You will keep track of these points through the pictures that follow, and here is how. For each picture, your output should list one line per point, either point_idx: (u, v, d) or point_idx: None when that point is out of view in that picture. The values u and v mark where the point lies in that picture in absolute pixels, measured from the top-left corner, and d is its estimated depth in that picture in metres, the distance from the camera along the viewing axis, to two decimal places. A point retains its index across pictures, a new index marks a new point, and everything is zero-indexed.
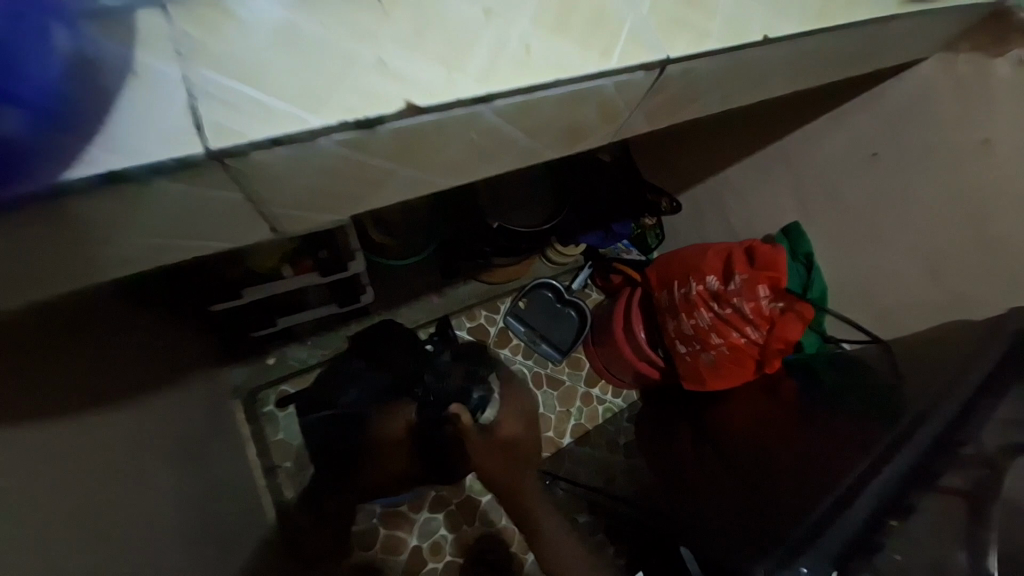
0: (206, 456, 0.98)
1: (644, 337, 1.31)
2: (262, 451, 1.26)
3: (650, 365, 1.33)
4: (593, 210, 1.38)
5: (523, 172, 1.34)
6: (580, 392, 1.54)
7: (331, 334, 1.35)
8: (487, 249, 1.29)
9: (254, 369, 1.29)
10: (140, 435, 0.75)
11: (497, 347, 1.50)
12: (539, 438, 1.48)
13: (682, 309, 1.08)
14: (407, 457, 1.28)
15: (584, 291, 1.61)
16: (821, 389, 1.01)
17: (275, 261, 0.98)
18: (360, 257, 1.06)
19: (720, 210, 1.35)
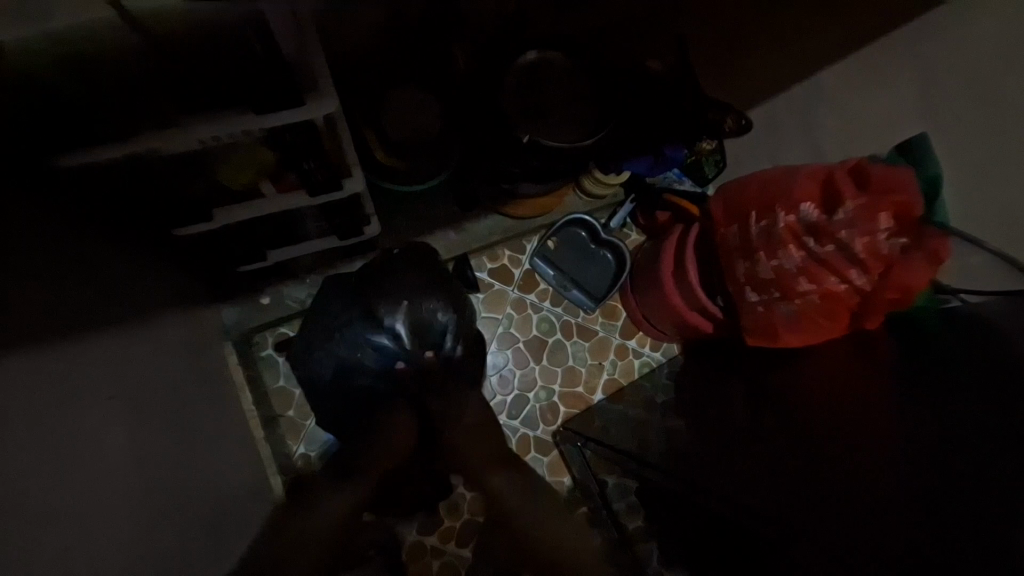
0: (191, 403, 0.86)
1: (697, 284, 1.10)
2: (261, 399, 1.15)
3: (702, 316, 1.13)
4: (640, 128, 1.13)
5: (556, 78, 1.08)
6: (614, 345, 1.36)
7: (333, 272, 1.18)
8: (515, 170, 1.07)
9: (248, 309, 1.14)
10: (82, 389, 0.60)
11: (521, 292, 1.32)
12: (567, 394, 1.32)
13: (762, 248, 0.91)
14: (421, 412, 1.14)
15: (624, 230, 1.38)
16: (939, 352, 0.79)
17: (252, 176, 0.79)
18: (358, 171, 0.85)
19: (806, 126, 1.07)
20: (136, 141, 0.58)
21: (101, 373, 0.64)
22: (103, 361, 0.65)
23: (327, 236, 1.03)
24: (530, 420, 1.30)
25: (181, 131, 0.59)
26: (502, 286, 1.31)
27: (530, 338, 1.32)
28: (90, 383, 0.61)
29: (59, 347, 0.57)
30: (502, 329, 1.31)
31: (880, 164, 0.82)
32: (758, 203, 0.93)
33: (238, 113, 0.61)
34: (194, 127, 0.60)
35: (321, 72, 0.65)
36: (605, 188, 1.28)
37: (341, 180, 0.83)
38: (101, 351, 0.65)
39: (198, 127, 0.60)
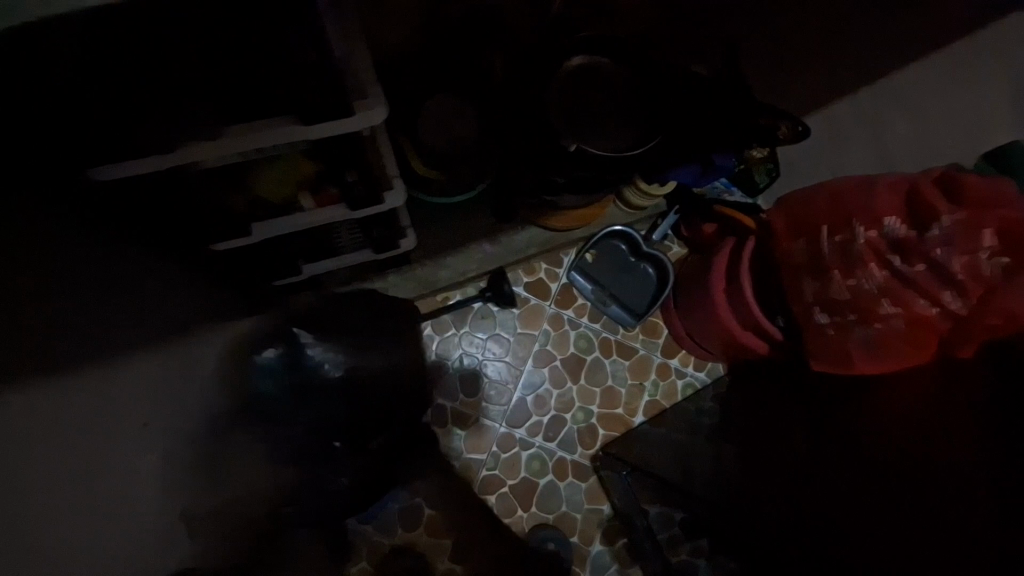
0: (215, 419, 0.83)
1: (754, 301, 1.02)
2: None
3: (756, 337, 1.05)
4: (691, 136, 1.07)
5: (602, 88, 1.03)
6: (655, 364, 1.29)
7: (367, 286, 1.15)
8: (557, 182, 1.02)
9: None
10: None
11: (558, 308, 1.26)
12: (604, 415, 1.25)
13: (837, 267, 0.84)
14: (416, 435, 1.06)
15: (664, 242, 1.32)
16: None
17: (291, 189, 0.76)
18: (398, 183, 0.82)
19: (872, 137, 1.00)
20: (173, 155, 0.56)
21: (84, 397, 0.61)
22: (97, 388, 0.63)
23: (364, 249, 1.01)
24: (567, 442, 1.23)
25: (220, 143, 0.57)
26: (538, 301, 1.26)
27: (568, 356, 1.26)
28: (72, 406, 0.59)
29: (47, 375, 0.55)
30: (538, 346, 1.25)
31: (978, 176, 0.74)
32: (830, 215, 0.86)
33: (278, 124, 0.58)
34: (228, 139, 0.57)
35: (369, 79, 0.62)
36: (648, 199, 1.21)
37: (382, 193, 0.80)
38: (106, 374, 0.63)
39: (235, 138, 0.57)
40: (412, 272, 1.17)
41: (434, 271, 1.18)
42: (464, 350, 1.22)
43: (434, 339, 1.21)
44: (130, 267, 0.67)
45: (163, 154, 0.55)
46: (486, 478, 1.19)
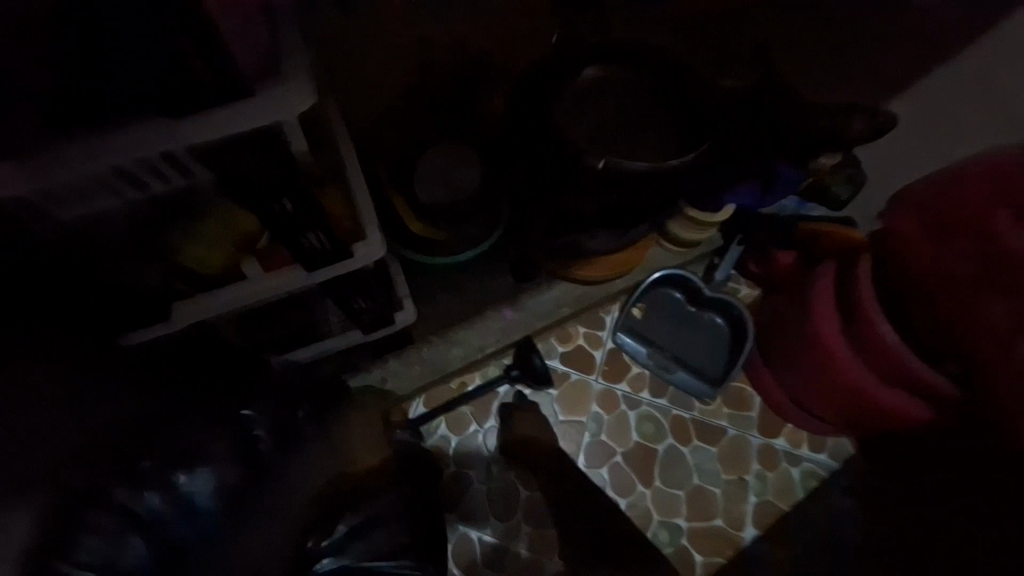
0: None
1: (898, 343, 0.73)
2: None
3: (904, 394, 0.77)
4: (750, 142, 0.84)
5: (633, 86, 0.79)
6: (755, 448, 0.95)
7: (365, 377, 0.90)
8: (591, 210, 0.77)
9: None
10: None
11: (607, 382, 0.97)
12: (700, 530, 0.91)
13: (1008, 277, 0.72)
14: None
15: (730, 284, 1.05)
16: None
17: (230, 251, 0.55)
18: (375, 232, 0.61)
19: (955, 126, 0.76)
20: None
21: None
22: None
23: (349, 330, 0.77)
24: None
25: (68, 155, 0.35)
26: (581, 375, 0.97)
27: (631, 447, 0.94)
28: None
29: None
30: (590, 438, 0.94)
31: None
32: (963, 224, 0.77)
33: (146, 120, 0.35)
34: (87, 144, 0.35)
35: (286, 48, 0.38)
36: (703, 232, 0.94)
37: (350, 247, 0.59)
38: None
39: (99, 149, 0.35)
40: (416, 354, 0.92)
41: (447, 352, 0.93)
42: (493, 452, 0.92)
43: (450, 439, 0.92)
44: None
45: (8, 168, 0.34)
46: None
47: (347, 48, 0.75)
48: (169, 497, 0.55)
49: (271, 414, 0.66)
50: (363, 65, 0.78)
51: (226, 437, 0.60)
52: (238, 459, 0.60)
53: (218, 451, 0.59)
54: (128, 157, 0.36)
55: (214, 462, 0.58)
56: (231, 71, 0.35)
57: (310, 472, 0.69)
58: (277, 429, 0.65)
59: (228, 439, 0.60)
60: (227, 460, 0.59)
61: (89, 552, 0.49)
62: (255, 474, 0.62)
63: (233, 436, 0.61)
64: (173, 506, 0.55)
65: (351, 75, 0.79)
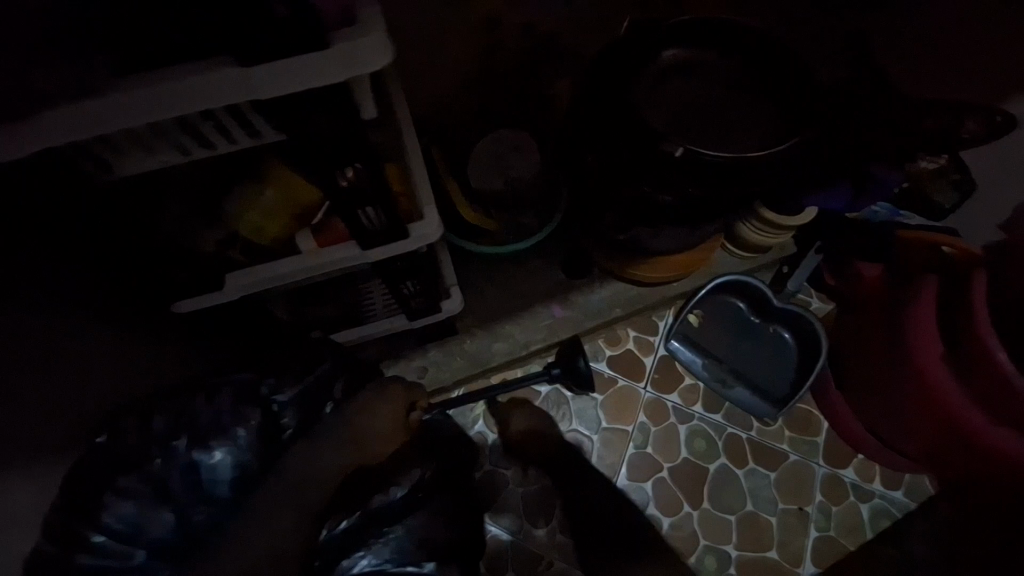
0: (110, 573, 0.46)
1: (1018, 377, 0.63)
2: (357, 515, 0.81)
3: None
4: (840, 139, 0.76)
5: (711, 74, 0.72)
6: (820, 478, 0.86)
7: (405, 364, 0.87)
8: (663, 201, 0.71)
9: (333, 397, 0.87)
10: None
11: (657, 392, 0.91)
12: (751, 560, 0.83)
13: None
14: None
15: (800, 297, 0.96)
16: None
17: (287, 223, 0.53)
18: (433, 213, 0.57)
19: None
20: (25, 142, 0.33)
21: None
22: None
23: (395, 314, 0.75)
24: None
25: (132, 100, 0.33)
26: (630, 382, 0.91)
27: (680, 463, 0.87)
28: None
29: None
30: (635, 449, 0.88)
31: None
32: None
33: (215, 67, 0.33)
34: (149, 90, 0.33)
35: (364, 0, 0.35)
36: (776, 234, 0.85)
37: (407, 227, 0.55)
38: None
39: (165, 98, 0.33)
40: (458, 345, 0.88)
41: (490, 345, 0.89)
42: (531, 454, 0.87)
43: (488, 437, 0.88)
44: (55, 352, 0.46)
45: (67, 109, 0.32)
46: None
47: (412, 26, 0.72)
48: (187, 473, 0.51)
49: (301, 395, 0.59)
50: (426, 44, 0.76)
51: (249, 420, 0.54)
52: (260, 443, 0.55)
53: (240, 434, 0.54)
54: (194, 109, 0.34)
55: (235, 444, 0.53)
56: (307, 21, 0.32)
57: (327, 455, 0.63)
58: (303, 412, 0.59)
59: (252, 424, 0.54)
60: (248, 442, 0.54)
61: (118, 517, 0.47)
62: (274, 455, 0.57)
63: (257, 421, 0.55)
64: (193, 481, 0.51)
65: (414, 54, 0.76)
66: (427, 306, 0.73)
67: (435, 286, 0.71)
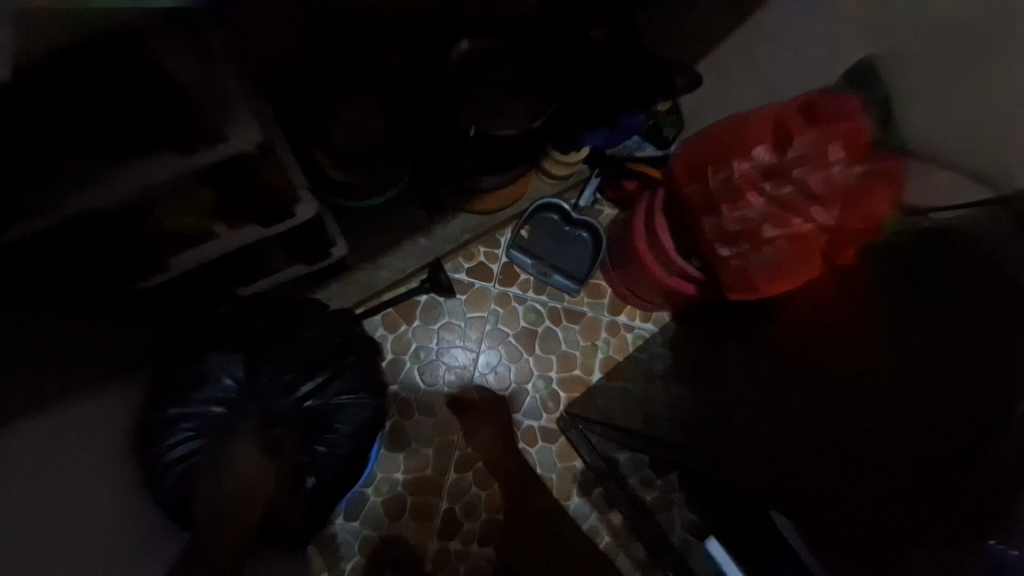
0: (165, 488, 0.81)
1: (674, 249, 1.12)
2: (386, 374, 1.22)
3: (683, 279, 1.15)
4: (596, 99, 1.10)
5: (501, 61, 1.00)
6: (605, 323, 1.35)
7: (333, 290, 1.18)
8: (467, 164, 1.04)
9: (341, 292, 1.19)
10: (81, 430, 0.74)
11: (502, 287, 1.31)
12: (565, 378, 1.32)
13: (725, 202, 1.00)
14: None
15: (596, 207, 1.38)
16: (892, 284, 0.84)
17: (202, 218, 0.76)
18: (308, 196, 0.84)
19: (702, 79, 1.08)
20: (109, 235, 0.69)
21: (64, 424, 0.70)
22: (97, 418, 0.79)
23: (295, 264, 1.02)
24: (531, 412, 1.29)
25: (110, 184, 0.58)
26: (482, 283, 1.30)
27: (519, 330, 1.31)
28: (83, 432, 0.74)
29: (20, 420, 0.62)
30: (490, 326, 1.30)
31: (758, 111, 0.97)
32: (713, 155, 1.01)
33: (160, 157, 0.59)
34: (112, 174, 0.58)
35: (237, 100, 0.61)
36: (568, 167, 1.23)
37: (292, 208, 0.83)
38: (90, 404, 0.77)
39: (124, 180, 0.59)
40: (352, 276, 1.19)
41: (376, 274, 1.20)
42: (420, 342, 1.27)
43: (388, 337, 1.26)
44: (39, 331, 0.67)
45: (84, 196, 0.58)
46: (461, 458, 1.25)
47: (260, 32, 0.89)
48: (205, 392, 0.86)
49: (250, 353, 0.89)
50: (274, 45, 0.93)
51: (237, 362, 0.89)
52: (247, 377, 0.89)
53: (226, 377, 0.88)
54: (146, 182, 0.60)
55: (222, 380, 0.87)
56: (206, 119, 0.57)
57: (291, 366, 0.90)
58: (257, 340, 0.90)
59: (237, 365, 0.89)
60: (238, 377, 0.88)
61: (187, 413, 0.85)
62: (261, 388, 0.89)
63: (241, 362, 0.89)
64: (222, 385, 0.87)
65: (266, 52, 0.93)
66: (319, 252, 1.01)
67: (323, 240, 0.99)
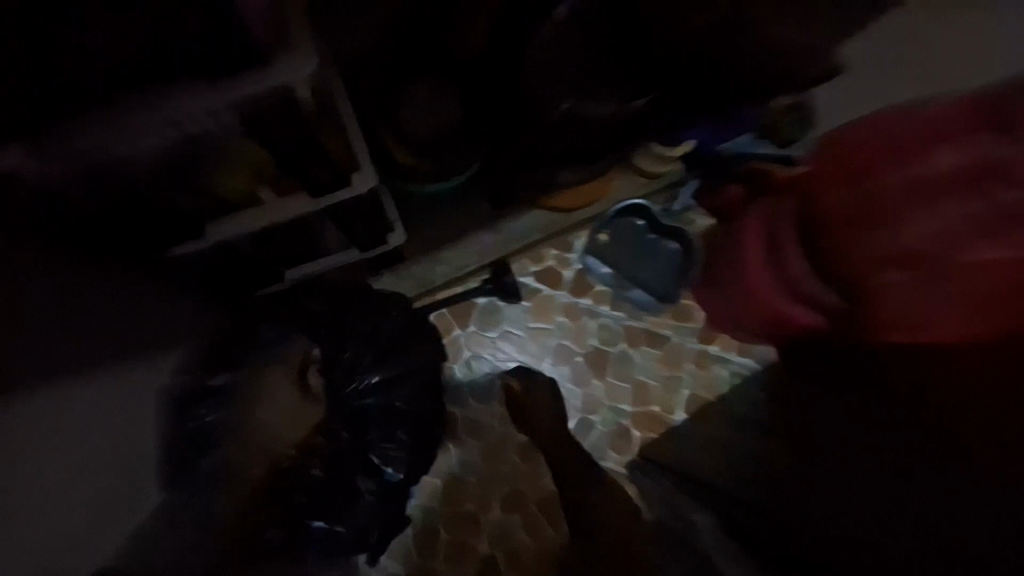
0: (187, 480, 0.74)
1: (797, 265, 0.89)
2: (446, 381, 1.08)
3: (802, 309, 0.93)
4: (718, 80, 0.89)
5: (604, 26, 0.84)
6: (693, 353, 1.14)
7: (394, 277, 1.05)
8: (552, 147, 0.88)
9: (399, 279, 1.05)
10: (106, 405, 0.67)
11: (572, 298, 1.13)
12: (639, 414, 1.11)
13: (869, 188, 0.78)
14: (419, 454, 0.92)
15: (688, 215, 1.15)
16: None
17: (248, 182, 0.67)
18: (368, 166, 0.72)
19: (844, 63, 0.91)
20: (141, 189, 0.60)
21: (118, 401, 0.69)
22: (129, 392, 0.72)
23: (349, 249, 0.90)
24: (595, 449, 1.09)
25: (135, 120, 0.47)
26: (550, 291, 1.13)
27: (589, 350, 1.12)
28: (112, 406, 0.68)
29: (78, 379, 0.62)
30: (555, 342, 1.12)
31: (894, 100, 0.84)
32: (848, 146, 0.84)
33: (197, 90, 0.46)
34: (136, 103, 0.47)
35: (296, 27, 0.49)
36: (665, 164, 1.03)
37: (349, 177, 0.70)
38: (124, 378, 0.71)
39: (148, 117, 0.47)
40: (406, 269, 1.06)
41: (433, 269, 1.07)
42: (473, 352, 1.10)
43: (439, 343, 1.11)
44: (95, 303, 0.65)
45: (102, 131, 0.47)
46: (508, 493, 1.07)
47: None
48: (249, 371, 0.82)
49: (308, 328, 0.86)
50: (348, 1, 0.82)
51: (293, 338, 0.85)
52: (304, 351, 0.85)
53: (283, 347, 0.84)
54: (178, 122, 0.48)
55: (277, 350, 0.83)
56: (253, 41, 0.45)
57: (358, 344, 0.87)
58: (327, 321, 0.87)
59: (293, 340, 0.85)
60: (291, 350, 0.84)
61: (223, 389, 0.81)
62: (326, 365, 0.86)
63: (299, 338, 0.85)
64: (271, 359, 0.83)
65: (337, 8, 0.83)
66: (372, 236, 0.88)
67: (380, 224, 0.87)
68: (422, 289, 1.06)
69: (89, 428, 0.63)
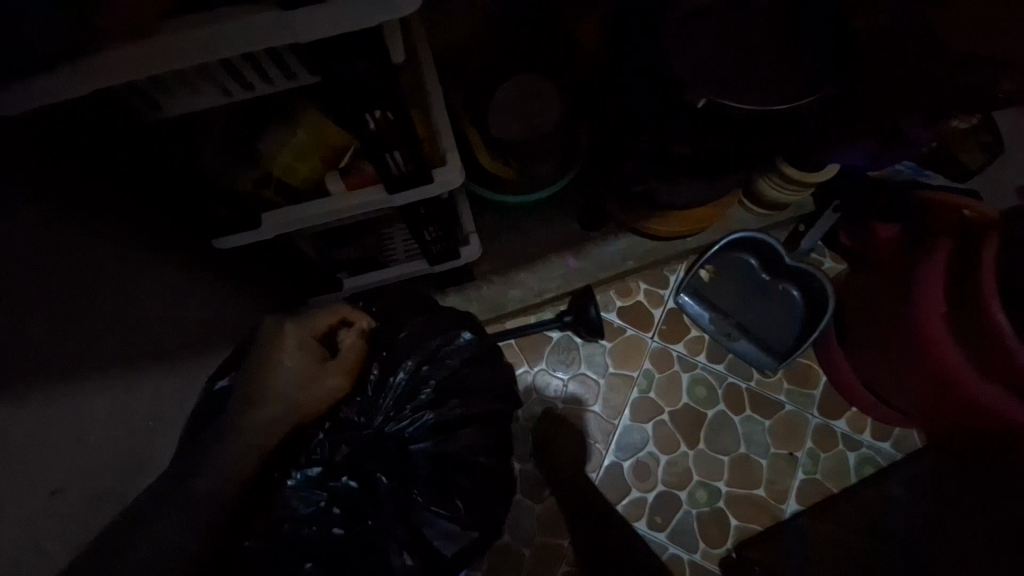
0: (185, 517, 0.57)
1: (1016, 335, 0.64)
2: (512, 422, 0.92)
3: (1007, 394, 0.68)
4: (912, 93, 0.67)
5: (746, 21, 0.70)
6: (812, 427, 0.93)
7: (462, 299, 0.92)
8: (671, 159, 0.73)
9: (463, 301, 0.92)
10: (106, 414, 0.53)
11: (663, 342, 0.95)
12: (742, 496, 0.90)
13: None
14: None
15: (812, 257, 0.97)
16: None
17: (317, 165, 0.57)
18: (456, 161, 0.59)
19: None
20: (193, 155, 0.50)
21: (138, 408, 0.58)
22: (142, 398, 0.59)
23: (415, 259, 0.78)
24: (683, 533, 0.89)
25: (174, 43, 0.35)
26: (638, 332, 0.95)
27: (680, 408, 0.93)
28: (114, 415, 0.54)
29: (106, 378, 0.51)
30: (639, 394, 0.93)
31: None
32: None
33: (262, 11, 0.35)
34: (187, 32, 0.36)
35: None
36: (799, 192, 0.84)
37: (431, 171, 0.58)
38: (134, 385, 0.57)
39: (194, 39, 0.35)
40: (475, 290, 0.93)
41: (505, 293, 0.93)
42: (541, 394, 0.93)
43: None
44: (139, 288, 0.53)
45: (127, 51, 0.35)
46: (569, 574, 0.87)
47: None
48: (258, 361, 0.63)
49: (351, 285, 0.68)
50: None
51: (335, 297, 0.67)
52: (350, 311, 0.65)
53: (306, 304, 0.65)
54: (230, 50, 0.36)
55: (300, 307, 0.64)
56: None
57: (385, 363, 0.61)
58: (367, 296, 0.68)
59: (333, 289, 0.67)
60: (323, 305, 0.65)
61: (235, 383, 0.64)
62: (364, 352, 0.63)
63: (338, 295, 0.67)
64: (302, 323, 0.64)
65: None
66: (446, 246, 0.75)
67: (453, 227, 0.73)
68: (490, 313, 0.92)
69: (97, 434, 0.52)
